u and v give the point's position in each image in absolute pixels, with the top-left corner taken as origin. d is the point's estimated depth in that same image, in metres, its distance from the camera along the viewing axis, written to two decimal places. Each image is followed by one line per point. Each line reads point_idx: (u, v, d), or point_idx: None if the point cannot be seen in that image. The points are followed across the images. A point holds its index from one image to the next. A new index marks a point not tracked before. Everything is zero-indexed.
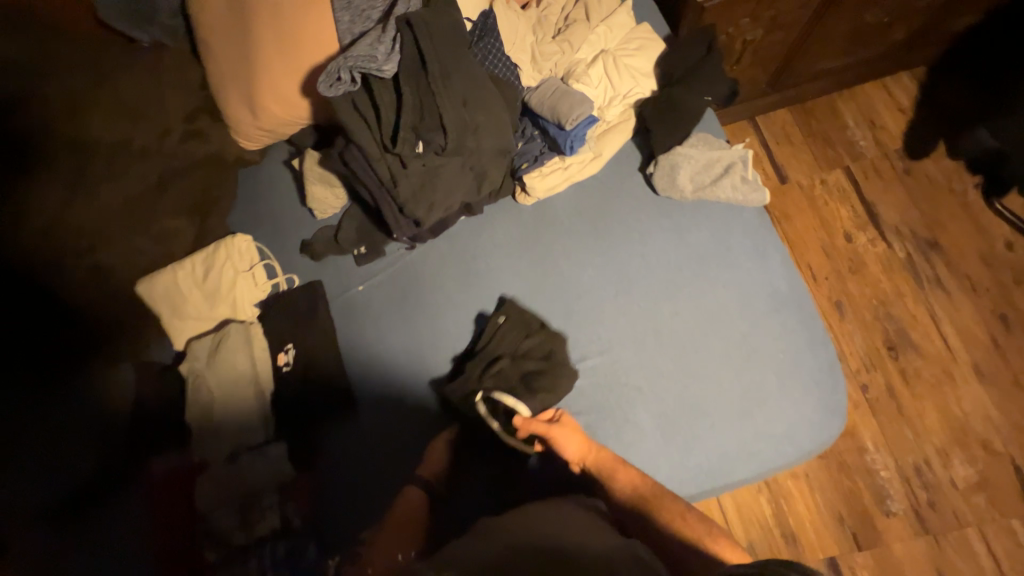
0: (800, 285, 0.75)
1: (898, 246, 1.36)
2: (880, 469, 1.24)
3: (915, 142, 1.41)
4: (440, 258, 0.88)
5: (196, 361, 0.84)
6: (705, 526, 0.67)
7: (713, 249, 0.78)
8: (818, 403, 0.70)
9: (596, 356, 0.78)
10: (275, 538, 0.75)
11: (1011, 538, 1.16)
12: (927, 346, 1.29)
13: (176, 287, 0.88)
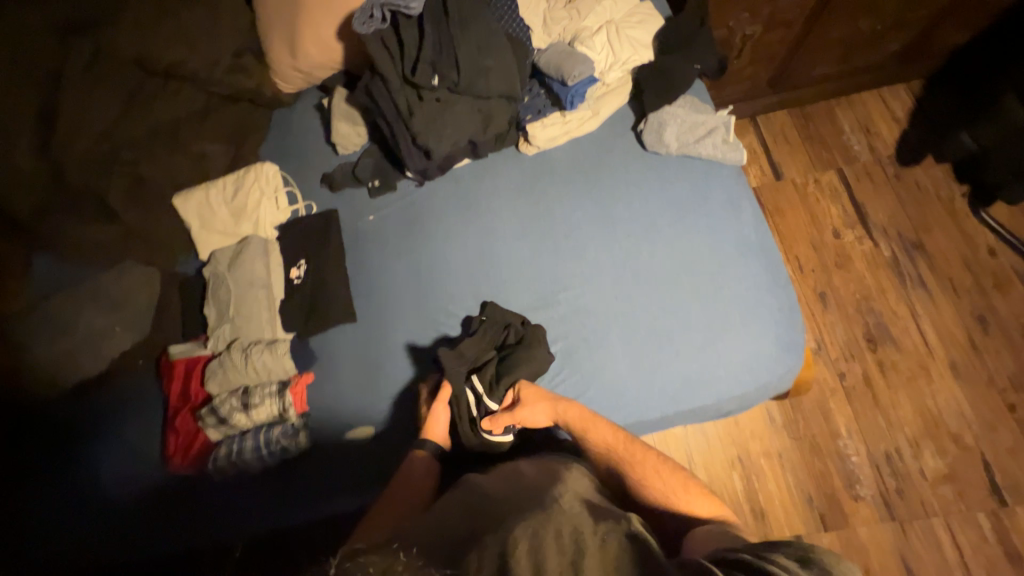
0: (769, 235, 0.82)
1: (884, 245, 1.42)
2: (851, 454, 1.28)
3: (907, 149, 1.48)
4: (445, 195, 0.96)
5: (218, 265, 0.92)
6: (676, 476, 0.69)
7: (693, 199, 0.86)
8: (776, 339, 0.77)
9: (578, 287, 0.85)
10: (273, 422, 0.83)
11: (975, 530, 1.18)
12: (906, 341, 1.34)
13: (208, 203, 0.99)
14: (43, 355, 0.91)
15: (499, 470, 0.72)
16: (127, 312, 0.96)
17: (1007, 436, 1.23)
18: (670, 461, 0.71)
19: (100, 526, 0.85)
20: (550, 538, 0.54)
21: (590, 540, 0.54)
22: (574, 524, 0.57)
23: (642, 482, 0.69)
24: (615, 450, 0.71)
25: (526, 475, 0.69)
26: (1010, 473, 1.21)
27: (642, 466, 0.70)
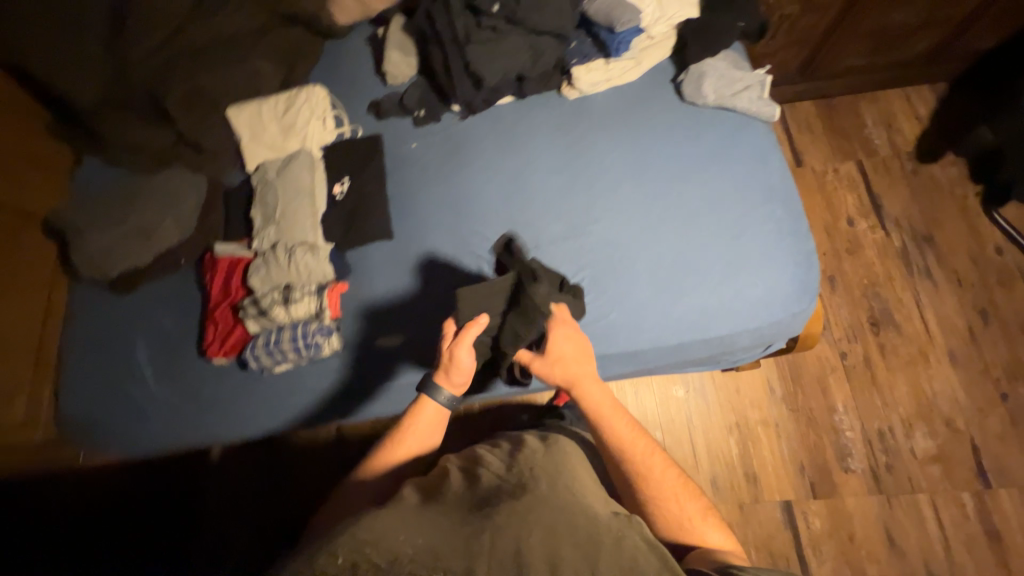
0: (793, 185, 0.87)
1: (896, 235, 1.46)
2: (846, 429, 1.32)
3: (926, 147, 1.53)
4: (487, 129, 1.01)
5: (268, 173, 0.98)
6: (693, 511, 0.70)
7: (724, 147, 0.90)
8: (793, 279, 0.81)
9: (607, 221, 0.90)
10: (308, 320, 0.88)
11: (959, 509, 1.23)
12: (908, 327, 1.38)
13: (260, 117, 1.04)
14: (92, 242, 0.95)
15: (509, 450, 0.79)
16: (168, 210, 0.98)
17: (996, 423, 1.28)
18: (690, 484, 0.72)
19: (146, 406, 0.94)
20: (565, 536, 0.59)
21: (605, 538, 0.60)
22: (589, 522, 0.62)
23: (657, 503, 0.70)
24: (634, 461, 0.71)
25: (530, 458, 0.74)
26: (996, 458, 1.26)
27: (654, 487, 0.70)
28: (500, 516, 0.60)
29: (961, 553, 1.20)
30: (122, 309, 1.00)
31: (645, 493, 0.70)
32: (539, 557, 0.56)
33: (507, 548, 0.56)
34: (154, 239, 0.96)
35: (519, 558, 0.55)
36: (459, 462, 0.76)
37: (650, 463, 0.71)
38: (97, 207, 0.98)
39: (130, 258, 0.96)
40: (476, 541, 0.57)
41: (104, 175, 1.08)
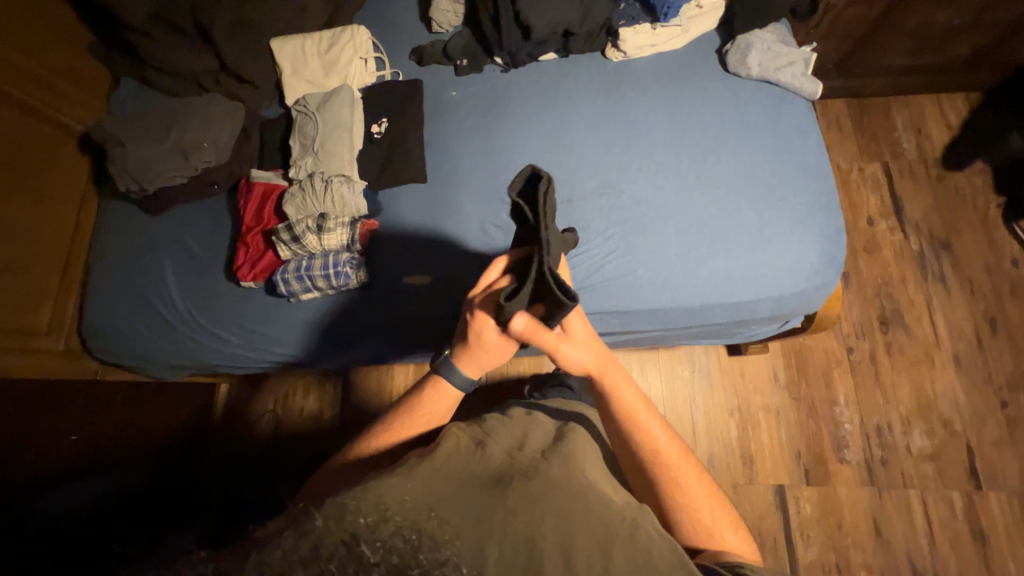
0: (828, 161, 0.88)
1: (914, 239, 1.47)
2: (845, 422, 1.35)
3: (954, 154, 1.53)
4: (527, 83, 1.01)
5: (308, 106, 0.99)
6: (718, 521, 0.70)
7: (762, 120, 0.91)
8: (820, 252, 0.83)
9: (640, 182, 0.91)
10: (339, 250, 0.90)
11: (948, 507, 1.26)
12: (917, 329, 1.40)
13: (303, 51, 1.05)
14: (127, 156, 0.95)
15: (519, 424, 0.76)
16: (203, 131, 0.99)
17: (993, 429, 1.31)
18: (719, 494, 0.72)
19: (169, 324, 0.96)
20: (580, 522, 0.57)
21: (620, 529, 0.58)
22: (603, 508, 0.60)
23: (684, 512, 0.69)
24: (669, 467, 0.71)
25: (540, 443, 0.71)
26: (989, 462, 1.28)
27: (682, 493, 0.70)
28: (512, 498, 0.57)
29: (944, 548, 1.23)
30: (153, 230, 1.01)
31: (675, 499, 0.70)
32: (552, 547, 0.54)
33: (520, 535, 0.54)
34: (185, 158, 0.97)
35: (533, 545, 0.53)
36: (469, 429, 0.71)
37: (686, 473, 0.71)
38: (137, 124, 0.99)
39: (161, 173, 0.96)
40: (487, 521, 0.54)
41: (142, 96, 1.09)
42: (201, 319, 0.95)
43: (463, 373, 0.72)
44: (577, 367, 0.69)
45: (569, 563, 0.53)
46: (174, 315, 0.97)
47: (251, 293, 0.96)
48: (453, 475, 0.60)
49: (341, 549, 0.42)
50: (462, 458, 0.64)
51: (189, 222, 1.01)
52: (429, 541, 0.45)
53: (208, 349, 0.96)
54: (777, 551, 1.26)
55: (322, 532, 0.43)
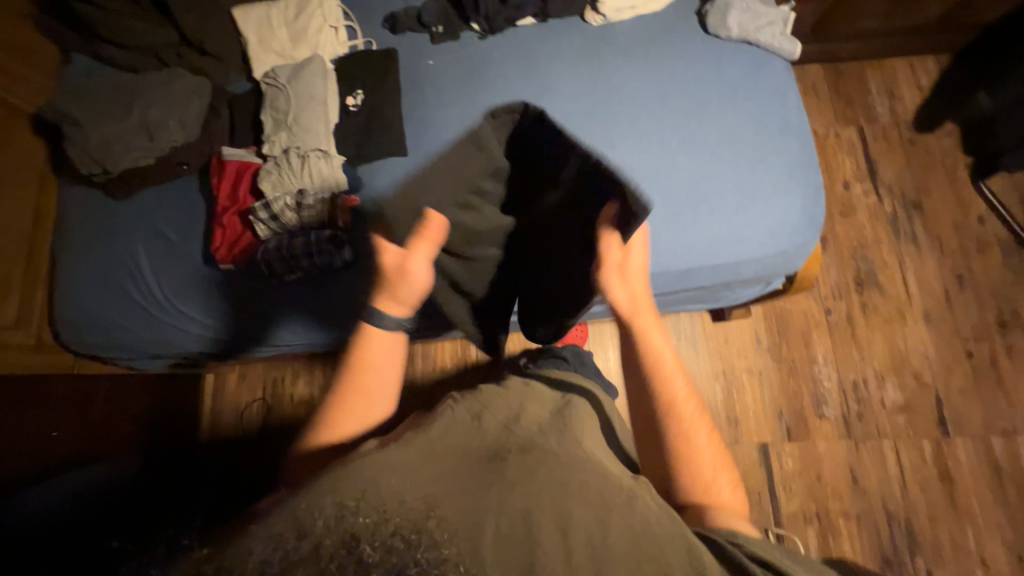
0: (807, 120, 0.89)
1: (888, 201, 1.52)
2: (823, 379, 1.40)
3: (925, 117, 1.57)
4: (506, 50, 0.99)
5: (278, 79, 0.95)
6: (718, 486, 0.64)
7: (743, 81, 0.91)
8: (801, 211, 0.84)
9: (624, 148, 0.90)
10: (321, 227, 0.88)
11: (918, 454, 1.34)
12: (890, 288, 1.45)
13: (269, 21, 1.00)
14: (88, 135, 0.90)
15: (518, 395, 0.78)
16: (167, 106, 0.93)
17: (960, 379, 1.38)
18: (725, 458, 0.67)
19: (140, 314, 0.94)
20: (577, 492, 0.56)
21: (617, 496, 0.57)
22: (600, 479, 0.60)
23: (684, 469, 0.65)
24: (681, 419, 0.66)
25: (537, 415, 0.72)
26: (956, 410, 1.36)
27: (686, 446, 0.66)
28: (510, 473, 0.58)
29: (915, 492, 1.31)
30: (122, 215, 0.97)
31: (679, 454, 0.66)
32: (548, 519, 0.53)
33: (515, 510, 0.53)
34: (150, 135, 0.91)
35: (527, 519, 0.52)
36: (470, 403, 0.72)
37: (695, 428, 0.67)
38: (94, 102, 0.93)
39: (125, 153, 0.91)
40: (483, 500, 0.54)
41: (95, 72, 1.02)
42: (182, 308, 0.93)
43: (391, 315, 0.69)
44: (618, 295, 0.71)
45: (566, 534, 0.52)
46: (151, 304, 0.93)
47: (231, 277, 0.92)
48: (452, 452, 0.61)
49: (341, 550, 0.43)
50: (461, 435, 0.65)
51: (157, 206, 0.97)
52: (429, 533, 0.47)
53: (184, 338, 0.95)
54: (761, 505, 1.33)
55: (324, 528, 0.45)
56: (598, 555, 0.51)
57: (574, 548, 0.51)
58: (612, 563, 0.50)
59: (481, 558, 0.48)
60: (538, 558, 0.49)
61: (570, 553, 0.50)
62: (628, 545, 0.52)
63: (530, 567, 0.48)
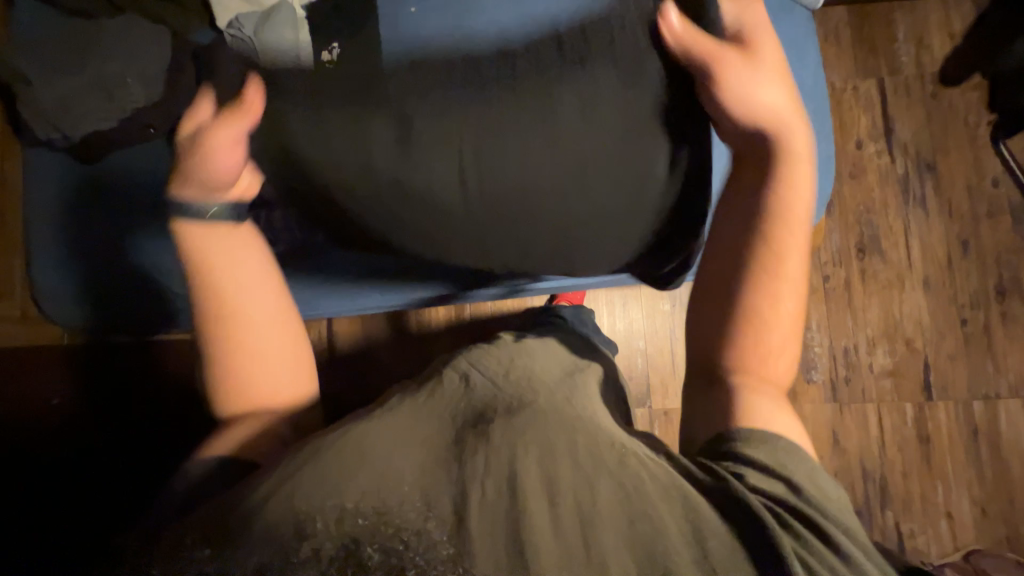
0: (824, 80, 0.85)
1: (900, 161, 1.44)
2: (815, 345, 1.41)
3: (952, 67, 1.45)
4: None
5: (247, 28, 0.88)
6: (782, 396, 0.69)
7: (765, 27, 0.82)
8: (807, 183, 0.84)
9: None
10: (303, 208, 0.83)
11: (899, 416, 1.37)
12: (892, 254, 1.42)
13: None
14: (39, 94, 0.83)
15: (505, 353, 0.79)
16: (122, 59, 0.85)
17: (951, 345, 1.39)
18: (795, 342, 0.75)
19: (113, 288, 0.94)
20: (563, 454, 0.57)
21: (608, 457, 0.58)
22: (588, 439, 0.60)
23: (755, 331, 0.72)
24: (779, 279, 0.73)
25: (532, 377, 0.73)
26: (942, 375, 1.38)
27: (767, 315, 0.72)
28: (496, 436, 0.58)
29: (892, 451, 1.36)
30: (90, 182, 0.92)
31: (753, 337, 0.72)
32: (534, 480, 0.54)
33: (501, 473, 0.54)
34: (106, 94, 0.84)
35: (515, 483, 0.53)
36: (459, 365, 0.74)
37: (788, 290, 0.73)
38: (42, 55, 0.85)
39: (81, 114, 0.84)
40: (471, 467, 0.55)
41: (40, 17, 0.92)
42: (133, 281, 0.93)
43: (215, 203, 0.78)
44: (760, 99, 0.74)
45: (552, 498, 0.52)
46: (111, 283, 0.93)
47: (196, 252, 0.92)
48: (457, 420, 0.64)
49: (340, 552, 0.47)
50: (467, 398, 0.67)
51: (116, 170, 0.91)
52: (418, 521, 0.50)
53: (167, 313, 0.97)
54: None
55: (326, 526, 0.49)
56: (586, 519, 0.51)
57: (560, 512, 0.52)
58: (600, 526, 0.51)
59: (467, 529, 0.49)
60: (524, 518, 0.50)
61: (558, 520, 0.51)
62: (618, 504, 0.53)
63: (518, 526, 0.50)
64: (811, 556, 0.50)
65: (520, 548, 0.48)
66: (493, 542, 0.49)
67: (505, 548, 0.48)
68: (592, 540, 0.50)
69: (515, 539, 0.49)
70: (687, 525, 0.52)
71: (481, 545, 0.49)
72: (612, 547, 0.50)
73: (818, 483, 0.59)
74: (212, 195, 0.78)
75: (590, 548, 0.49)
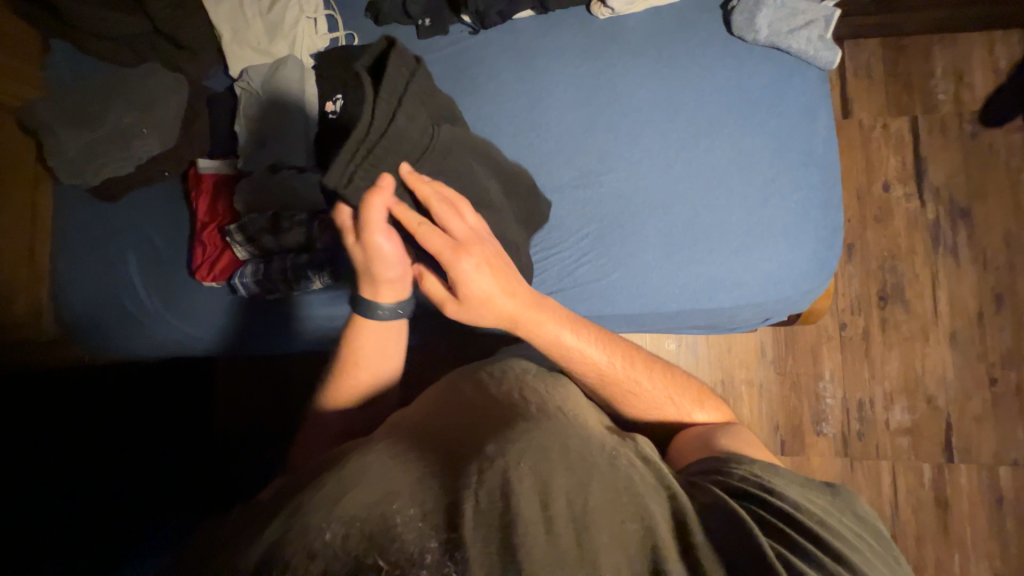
0: (833, 147, 0.85)
1: (931, 206, 1.36)
2: (827, 396, 1.34)
3: (994, 109, 1.36)
4: (501, 49, 0.90)
5: (253, 83, 0.90)
6: (720, 436, 0.64)
7: (767, 98, 0.86)
8: (813, 256, 0.82)
9: (623, 171, 0.86)
10: (299, 250, 0.87)
11: (916, 478, 1.30)
12: (916, 305, 1.35)
13: (242, 12, 0.92)
14: (65, 144, 0.88)
15: (501, 364, 0.67)
16: (140, 109, 0.88)
17: (978, 406, 1.31)
18: (675, 379, 0.71)
19: (108, 318, 0.93)
20: (559, 457, 0.46)
21: (600, 458, 0.49)
22: (581, 442, 0.50)
23: (624, 405, 0.69)
24: (613, 382, 0.67)
25: (538, 384, 0.61)
26: (965, 436, 1.30)
27: (643, 402, 0.68)
28: (490, 446, 0.46)
29: (906, 513, 1.29)
30: (101, 218, 0.95)
31: (632, 405, 0.69)
32: (528, 486, 0.42)
33: (493, 477, 0.42)
34: (123, 145, 0.87)
35: (508, 488, 0.41)
36: (468, 377, 0.64)
37: (635, 378, 0.68)
38: (68, 106, 0.90)
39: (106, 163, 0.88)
40: (460, 471, 0.44)
41: (68, 63, 0.96)
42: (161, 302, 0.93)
43: (384, 302, 0.65)
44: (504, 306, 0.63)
45: (546, 502, 0.41)
46: (111, 316, 0.93)
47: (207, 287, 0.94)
48: (442, 429, 0.52)
49: (348, 568, 0.35)
50: (458, 406, 0.56)
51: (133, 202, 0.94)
52: (401, 526, 0.38)
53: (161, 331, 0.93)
54: None
55: (298, 532, 0.38)
56: (580, 518, 0.42)
57: (557, 521, 0.40)
58: (595, 527, 0.41)
59: (456, 536, 0.38)
60: (518, 522, 0.39)
61: (553, 525, 0.40)
62: (612, 503, 0.44)
63: (509, 528, 0.39)
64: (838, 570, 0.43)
65: (512, 555, 0.37)
66: (486, 544, 0.38)
67: (497, 553, 0.37)
68: (588, 544, 0.40)
69: (508, 547, 0.38)
70: (675, 523, 0.45)
71: (472, 548, 0.37)
72: (611, 555, 0.40)
73: (815, 501, 0.52)
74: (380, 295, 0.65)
75: (585, 554, 0.39)
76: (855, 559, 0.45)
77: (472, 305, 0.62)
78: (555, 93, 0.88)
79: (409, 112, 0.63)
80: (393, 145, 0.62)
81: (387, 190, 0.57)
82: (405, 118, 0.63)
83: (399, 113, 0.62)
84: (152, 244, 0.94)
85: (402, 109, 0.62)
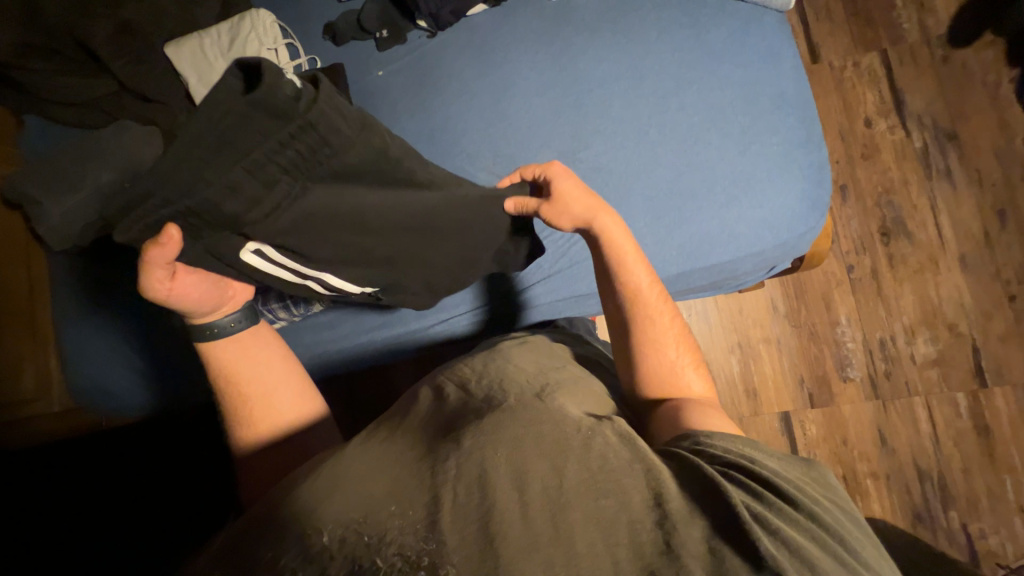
0: (803, 85, 0.85)
1: (917, 135, 1.35)
2: (846, 341, 1.32)
3: (959, 29, 1.37)
4: (460, 47, 0.91)
5: None
6: (701, 409, 0.65)
7: (729, 50, 0.86)
8: (802, 196, 0.82)
9: (600, 145, 0.85)
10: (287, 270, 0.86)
11: (951, 409, 1.27)
12: (920, 235, 1.33)
13: (203, 53, 0.92)
14: (48, 210, 0.83)
15: (483, 355, 0.68)
16: (120, 165, 0.82)
17: (1000, 325, 1.28)
18: (690, 345, 0.74)
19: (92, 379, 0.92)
20: (531, 445, 0.50)
21: (574, 439, 0.51)
22: (555, 427, 0.52)
23: (652, 352, 0.72)
24: (644, 303, 0.73)
25: (523, 372, 0.63)
26: (995, 357, 1.27)
27: (660, 369, 0.71)
28: (465, 440, 0.50)
29: (948, 446, 1.26)
30: (86, 274, 0.92)
31: (655, 359, 0.71)
32: (503, 475, 0.47)
33: (469, 470, 0.47)
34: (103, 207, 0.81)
35: (483, 480, 0.46)
36: (441, 373, 0.65)
37: (663, 321, 0.73)
38: (40, 170, 0.86)
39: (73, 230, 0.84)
40: (436, 468, 0.48)
41: (40, 135, 0.97)
42: (177, 369, 0.93)
43: (224, 316, 0.69)
44: (577, 208, 0.74)
45: (522, 491, 0.46)
46: (92, 372, 0.91)
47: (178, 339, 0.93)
48: (422, 426, 0.55)
49: (346, 567, 0.41)
50: (438, 409, 0.57)
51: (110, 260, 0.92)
52: (389, 524, 0.44)
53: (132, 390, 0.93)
54: None
55: (295, 539, 0.44)
56: (554, 501, 0.46)
57: (529, 504, 0.45)
58: (569, 506, 0.46)
59: (438, 529, 0.43)
60: (494, 508, 0.44)
61: (527, 510, 0.45)
62: (585, 483, 0.47)
63: (487, 518, 0.44)
64: (806, 543, 0.46)
65: (490, 539, 0.43)
66: (464, 536, 0.43)
67: (474, 539, 0.43)
68: (561, 522, 0.45)
69: (487, 540, 0.43)
70: (650, 493, 0.48)
71: (452, 543, 0.43)
72: (582, 530, 0.44)
73: (790, 469, 0.56)
74: (212, 312, 0.68)
75: (561, 530, 0.44)
76: (823, 518, 0.49)
77: (568, 199, 0.74)
78: (520, 81, 0.89)
79: (233, 185, 0.53)
80: (204, 214, 0.55)
81: (169, 245, 0.56)
82: (222, 189, 0.53)
83: (215, 185, 0.52)
84: (129, 301, 0.93)
85: (222, 179, 0.52)
